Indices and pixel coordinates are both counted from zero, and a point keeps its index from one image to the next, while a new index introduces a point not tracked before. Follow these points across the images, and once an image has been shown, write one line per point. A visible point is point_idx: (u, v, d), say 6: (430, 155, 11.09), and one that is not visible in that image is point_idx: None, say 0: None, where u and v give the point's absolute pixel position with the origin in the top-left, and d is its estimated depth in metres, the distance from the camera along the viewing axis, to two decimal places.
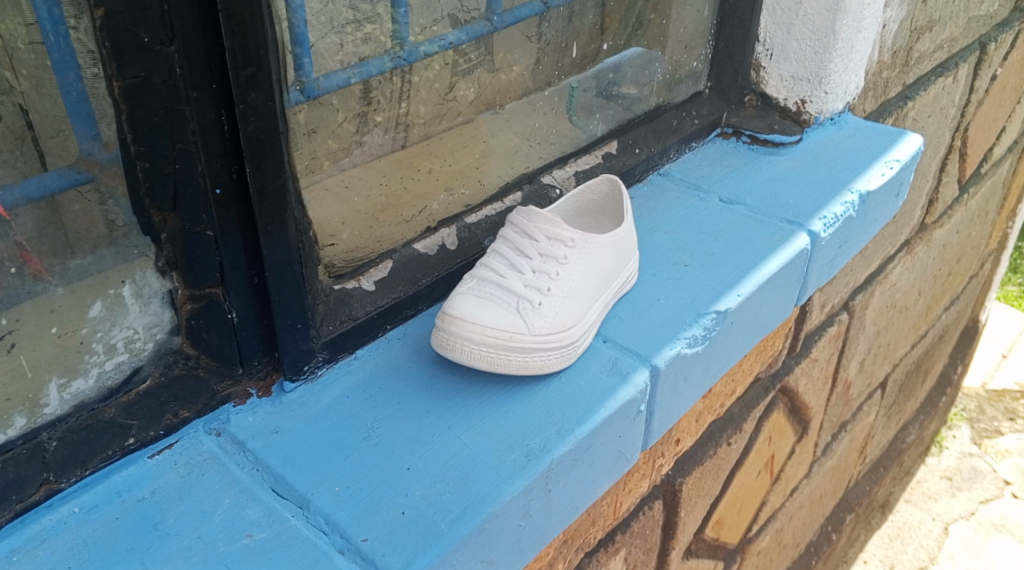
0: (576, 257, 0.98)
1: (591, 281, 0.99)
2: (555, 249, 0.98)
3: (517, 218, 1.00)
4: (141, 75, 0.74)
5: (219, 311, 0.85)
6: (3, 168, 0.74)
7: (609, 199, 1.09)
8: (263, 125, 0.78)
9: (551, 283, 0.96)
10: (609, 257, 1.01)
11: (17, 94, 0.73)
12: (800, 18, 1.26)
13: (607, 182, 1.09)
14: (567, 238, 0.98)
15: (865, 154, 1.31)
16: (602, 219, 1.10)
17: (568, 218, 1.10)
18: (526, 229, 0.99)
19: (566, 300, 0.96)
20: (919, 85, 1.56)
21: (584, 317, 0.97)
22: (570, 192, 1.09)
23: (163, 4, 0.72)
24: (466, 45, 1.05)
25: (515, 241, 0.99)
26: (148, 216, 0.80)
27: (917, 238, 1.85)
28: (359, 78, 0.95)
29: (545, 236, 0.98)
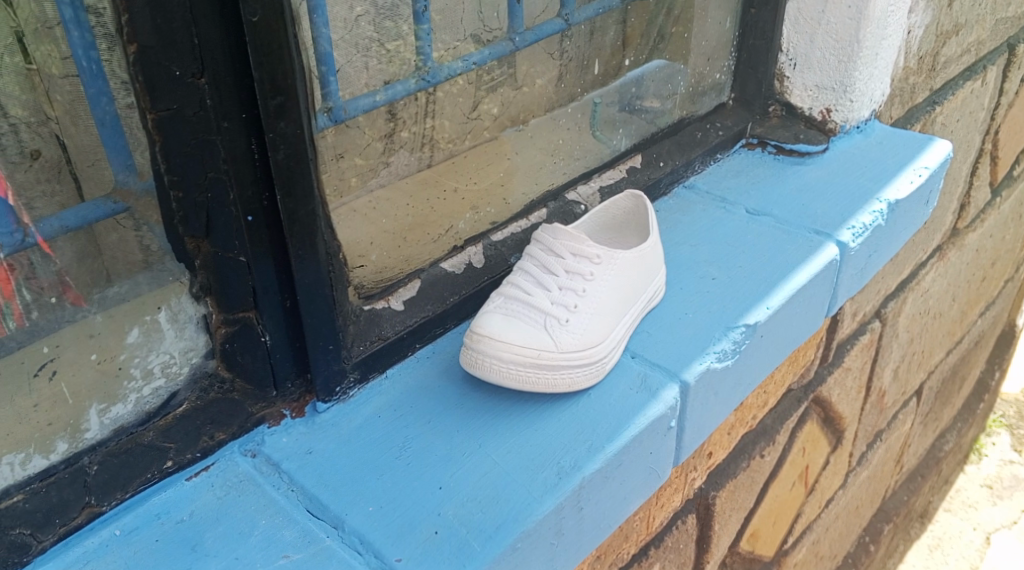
0: (603, 273, 0.99)
1: (618, 296, 0.99)
2: (581, 266, 0.99)
3: (542, 235, 1.01)
4: (173, 108, 0.75)
5: (252, 335, 0.86)
6: (43, 197, 0.76)
7: (634, 214, 1.10)
8: (292, 152, 0.80)
9: (578, 299, 0.97)
10: (635, 273, 1.01)
11: (53, 123, 0.75)
12: (823, 26, 1.26)
13: (631, 198, 1.10)
14: (593, 254, 0.99)
15: (893, 162, 1.31)
16: (627, 233, 1.11)
17: (593, 234, 1.10)
18: (552, 247, 1.00)
19: (593, 315, 0.97)
20: (945, 90, 1.56)
21: (612, 333, 0.98)
22: (595, 208, 1.10)
23: (194, 38, 0.73)
24: (489, 64, 1.06)
25: (542, 259, 1.00)
26: (182, 243, 0.81)
27: (950, 243, 1.84)
28: (386, 99, 0.96)
29: (571, 253, 0.99)
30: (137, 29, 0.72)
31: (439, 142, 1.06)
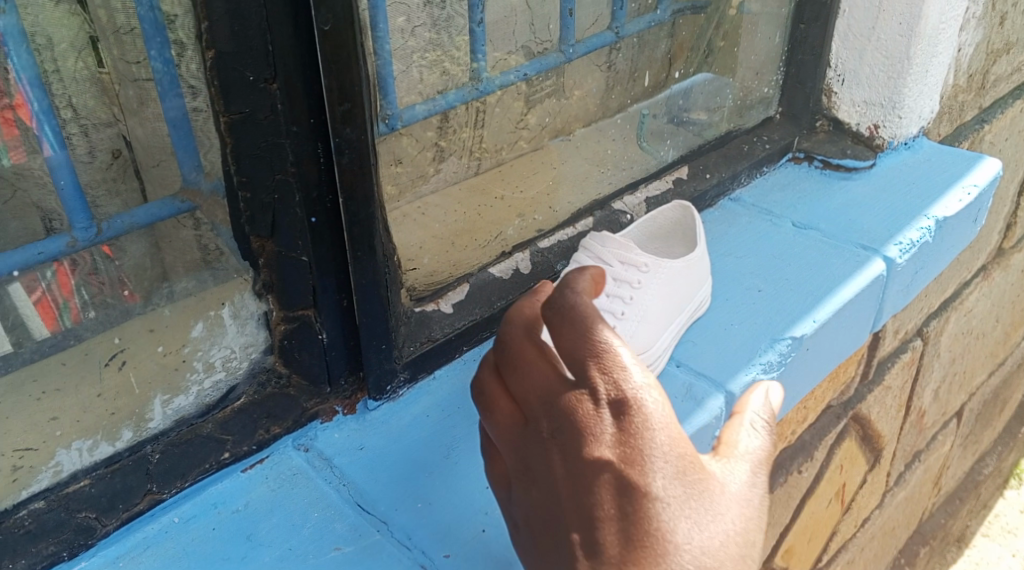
0: (651, 281, 1.00)
1: (666, 304, 1.01)
2: (628, 274, 1.00)
3: (591, 243, 1.04)
4: (246, 111, 0.78)
5: (310, 332, 0.89)
6: (111, 195, 0.83)
7: (681, 225, 1.11)
8: (355, 156, 0.82)
9: (624, 307, 0.99)
10: (683, 282, 1.03)
11: (121, 124, 0.83)
12: (873, 43, 1.27)
13: (679, 208, 1.11)
14: (641, 263, 1.00)
15: (941, 180, 1.31)
16: (674, 244, 1.13)
17: (641, 243, 1.12)
18: (601, 254, 1.02)
19: (640, 323, 0.99)
20: (995, 108, 1.56)
21: (659, 340, 1.00)
22: (642, 218, 1.12)
23: (268, 44, 0.75)
24: (535, 77, 1.08)
25: (591, 267, 1.02)
26: (247, 243, 0.84)
27: (995, 263, 1.83)
28: (441, 107, 0.99)
29: (619, 261, 1.01)
30: (215, 36, 0.75)
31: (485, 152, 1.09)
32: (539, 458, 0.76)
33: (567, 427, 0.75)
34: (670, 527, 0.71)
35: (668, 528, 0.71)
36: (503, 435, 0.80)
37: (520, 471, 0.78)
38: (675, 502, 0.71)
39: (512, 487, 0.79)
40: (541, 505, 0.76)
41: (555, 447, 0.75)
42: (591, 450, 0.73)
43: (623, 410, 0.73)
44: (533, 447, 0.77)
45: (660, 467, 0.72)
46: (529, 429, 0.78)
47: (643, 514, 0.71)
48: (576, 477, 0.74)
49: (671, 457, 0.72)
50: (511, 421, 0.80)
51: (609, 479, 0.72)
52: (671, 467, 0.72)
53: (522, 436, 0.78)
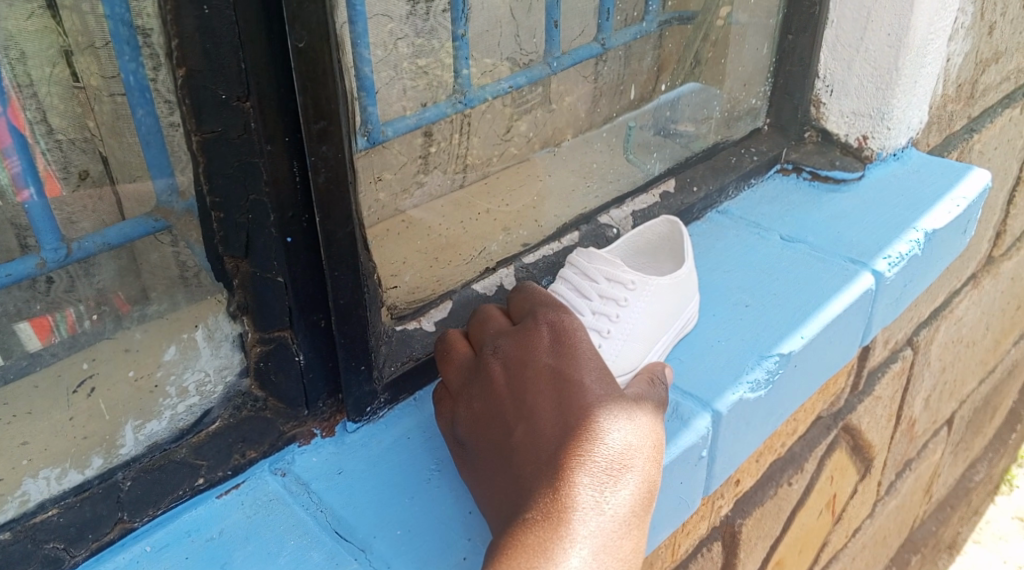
0: (637, 299, 0.98)
1: (652, 322, 0.99)
2: (614, 291, 0.98)
3: (577, 259, 1.01)
4: (219, 130, 0.76)
5: (287, 354, 0.86)
6: (84, 214, 0.77)
7: (669, 240, 1.09)
8: (333, 174, 0.79)
9: (611, 325, 0.96)
10: (670, 300, 1.00)
11: (98, 142, 0.76)
12: (862, 53, 1.25)
13: (667, 223, 1.09)
14: (628, 280, 0.98)
15: (931, 191, 1.29)
16: (662, 259, 1.10)
17: (627, 257, 1.10)
18: (587, 270, 1.00)
19: (624, 342, 0.96)
20: (983, 118, 1.54)
21: (644, 359, 0.98)
22: (630, 232, 1.10)
23: (241, 63, 0.73)
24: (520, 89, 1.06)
25: (576, 283, 1.00)
26: (221, 263, 0.82)
27: (985, 271, 1.82)
28: (423, 122, 0.97)
29: (605, 278, 0.99)
30: (186, 54, 0.72)
31: (473, 165, 1.05)
32: (483, 380, 0.88)
33: (510, 346, 0.88)
34: (602, 409, 0.82)
35: (600, 410, 0.82)
36: (449, 373, 0.90)
37: (462, 400, 0.88)
38: (604, 394, 0.84)
39: (456, 410, 0.88)
40: (483, 416, 0.86)
41: (498, 365, 0.88)
42: (536, 358, 0.87)
43: (561, 333, 0.88)
44: (475, 375, 0.89)
45: (593, 369, 0.86)
46: (474, 360, 0.90)
47: (580, 398, 0.83)
48: (519, 385, 0.86)
49: (601, 365, 0.86)
50: (456, 359, 0.91)
51: (548, 377, 0.85)
52: (602, 371, 0.86)
53: (467, 370, 0.90)
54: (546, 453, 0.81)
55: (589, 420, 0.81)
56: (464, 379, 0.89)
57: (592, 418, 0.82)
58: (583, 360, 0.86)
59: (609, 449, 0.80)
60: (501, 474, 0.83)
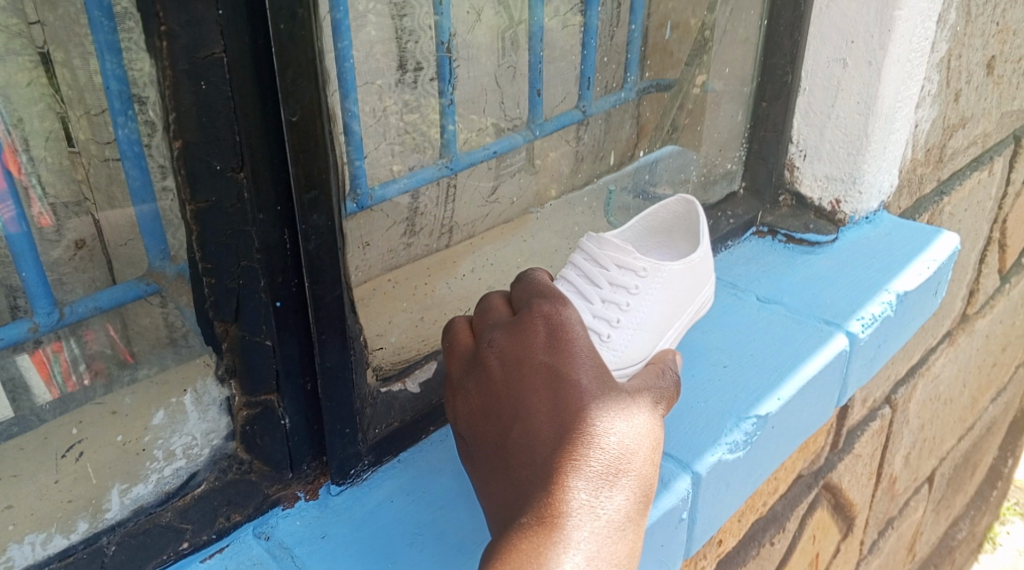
0: (648, 287, 0.97)
1: (662, 309, 0.99)
2: (625, 278, 0.97)
3: (587, 243, 1.00)
4: (212, 200, 0.77)
5: (273, 417, 0.88)
6: (75, 273, 0.81)
7: (684, 219, 1.08)
8: (323, 242, 0.82)
9: (622, 314, 0.96)
10: (680, 286, 1.00)
11: (90, 204, 0.80)
12: (833, 119, 1.29)
13: (683, 202, 1.08)
14: (639, 268, 0.97)
15: (902, 253, 1.32)
16: (676, 237, 1.09)
17: (640, 236, 1.09)
18: (597, 256, 0.99)
19: (635, 332, 0.97)
20: (953, 180, 1.58)
21: (654, 347, 0.99)
22: (644, 210, 1.09)
23: (236, 135, 0.75)
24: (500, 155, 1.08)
25: (586, 268, 0.99)
26: (211, 327, 0.83)
27: (960, 330, 1.85)
28: (410, 185, 1.00)
29: (616, 264, 0.98)
30: (183, 128, 0.74)
31: (457, 225, 1.09)
32: (481, 375, 0.87)
33: (507, 340, 0.87)
34: (596, 411, 0.82)
35: (594, 412, 0.82)
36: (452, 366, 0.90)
37: (462, 395, 0.88)
38: (598, 395, 0.83)
39: (457, 406, 0.89)
40: (482, 413, 0.86)
41: (495, 360, 0.87)
42: (531, 353, 0.85)
43: (558, 327, 0.87)
44: (474, 369, 0.88)
45: (588, 367, 0.84)
46: (474, 354, 0.89)
47: (574, 400, 0.82)
48: (515, 382, 0.85)
49: (596, 362, 0.85)
50: (460, 351, 0.90)
51: (544, 376, 0.84)
52: (597, 368, 0.85)
53: (468, 365, 0.89)
54: (542, 455, 0.81)
55: (583, 422, 0.81)
56: (464, 374, 0.89)
57: (586, 421, 0.81)
58: (579, 358, 0.85)
59: (602, 451, 0.80)
60: (500, 472, 0.83)
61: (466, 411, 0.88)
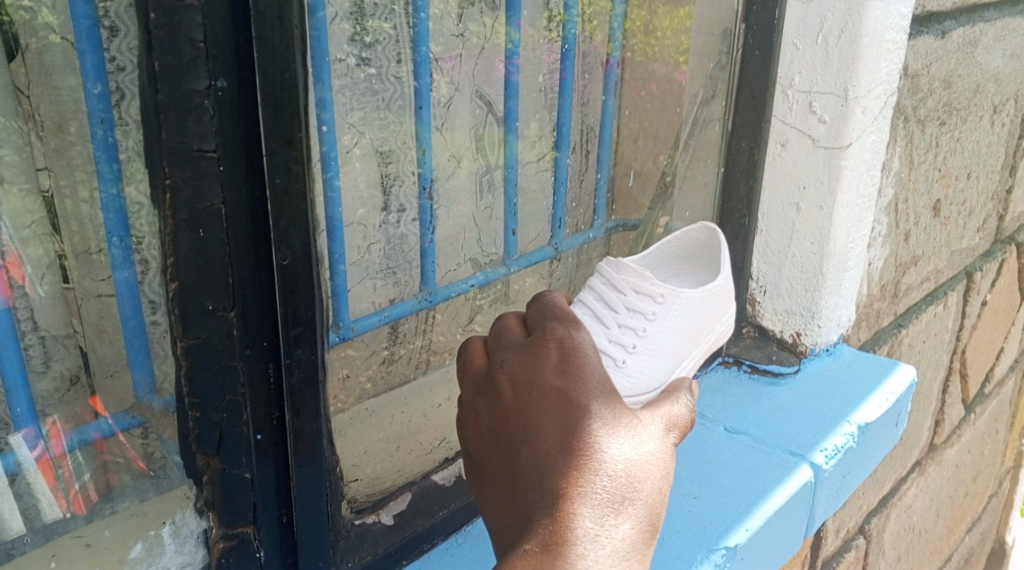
0: (666, 313, 0.95)
1: (680, 337, 0.95)
2: (643, 304, 0.94)
3: (606, 268, 0.98)
4: (202, 337, 0.81)
5: (249, 549, 0.89)
6: (60, 404, 0.84)
7: (706, 247, 1.04)
8: (305, 375, 0.86)
9: (638, 339, 0.93)
10: (700, 313, 0.97)
11: (79, 336, 0.84)
12: (789, 258, 1.28)
13: (704, 230, 1.04)
14: (657, 294, 0.94)
15: (862, 385, 1.34)
16: (698, 266, 1.05)
17: (661, 263, 1.06)
18: (615, 281, 0.96)
19: (651, 357, 0.94)
20: (909, 314, 1.59)
21: (671, 374, 0.95)
22: (665, 238, 1.06)
23: (229, 277, 0.80)
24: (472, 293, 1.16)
25: (604, 293, 0.96)
26: (192, 460, 0.85)
27: (930, 459, 1.87)
28: (390, 317, 1.07)
29: (634, 290, 0.95)
30: (180, 271, 0.79)
31: (436, 349, 1.14)
32: (490, 395, 0.83)
33: (519, 362, 0.82)
34: (606, 438, 0.78)
35: (605, 440, 0.78)
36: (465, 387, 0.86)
37: (469, 413, 0.84)
38: (609, 421, 0.79)
39: (466, 427, 0.84)
40: (489, 436, 0.82)
41: (505, 382, 0.82)
42: (543, 376, 0.81)
43: (571, 350, 0.82)
44: (485, 390, 0.84)
45: (600, 392, 0.80)
46: (485, 374, 0.85)
47: (584, 426, 0.78)
48: (525, 404, 0.80)
49: (608, 386, 0.81)
50: (472, 373, 0.86)
51: (555, 400, 0.80)
52: (609, 394, 0.81)
53: (478, 385, 0.85)
54: (548, 481, 0.77)
55: (592, 449, 0.77)
56: (474, 394, 0.85)
57: (595, 448, 0.77)
58: (591, 383, 0.81)
59: (610, 480, 0.77)
60: (505, 499, 0.79)
61: (471, 432, 0.84)
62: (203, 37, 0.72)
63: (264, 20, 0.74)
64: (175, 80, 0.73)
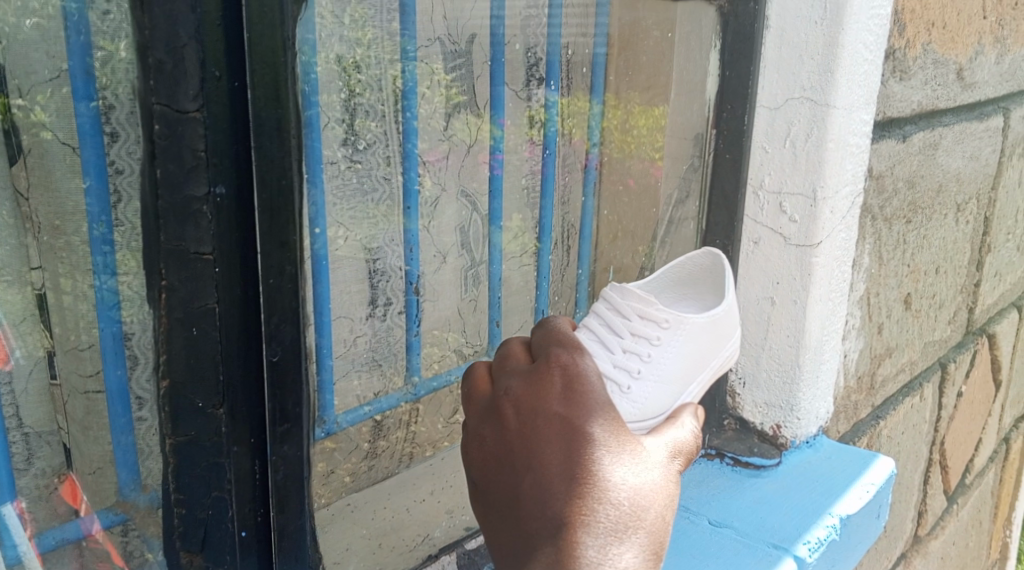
0: (671, 338, 0.94)
1: (687, 362, 0.95)
2: (646, 329, 0.94)
3: (609, 294, 0.97)
4: (191, 434, 0.83)
5: None
6: (41, 503, 0.82)
7: (711, 272, 1.03)
8: (291, 471, 0.88)
9: (643, 365, 0.93)
10: (707, 338, 0.96)
11: (63, 433, 0.83)
12: (766, 351, 1.30)
13: (709, 255, 1.03)
14: (661, 318, 0.94)
15: (843, 476, 1.33)
16: (704, 293, 1.04)
17: (666, 289, 1.05)
18: (619, 306, 0.96)
19: (656, 383, 0.93)
20: (887, 405, 1.60)
21: (677, 401, 0.94)
22: (670, 263, 1.05)
23: (219, 374, 0.82)
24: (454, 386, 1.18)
25: (607, 318, 0.96)
26: (176, 556, 0.86)
27: (914, 552, 1.87)
28: (376, 410, 1.09)
29: (638, 315, 0.95)
30: (172, 369, 0.81)
31: (417, 441, 1.15)
32: (494, 421, 0.85)
33: (522, 389, 0.84)
34: (610, 469, 0.82)
35: (609, 470, 0.82)
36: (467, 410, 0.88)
37: (472, 438, 0.86)
38: (614, 450, 0.82)
39: (468, 450, 0.87)
40: (493, 461, 0.85)
41: (509, 408, 0.84)
42: (546, 403, 0.83)
43: (575, 377, 0.84)
44: (488, 415, 0.85)
45: (603, 421, 0.83)
46: (488, 399, 0.86)
47: (589, 456, 0.81)
48: (529, 431, 0.83)
49: (611, 414, 0.84)
50: (474, 397, 0.88)
51: (559, 429, 0.82)
52: (613, 422, 0.84)
53: (481, 410, 0.86)
54: (553, 510, 0.81)
55: (597, 480, 0.81)
56: (477, 418, 0.86)
57: (600, 479, 0.81)
58: (595, 411, 0.83)
59: (615, 509, 0.81)
60: (510, 524, 0.83)
61: (475, 456, 0.86)
62: (204, 147, 0.76)
63: (263, 130, 0.78)
64: (176, 187, 0.77)
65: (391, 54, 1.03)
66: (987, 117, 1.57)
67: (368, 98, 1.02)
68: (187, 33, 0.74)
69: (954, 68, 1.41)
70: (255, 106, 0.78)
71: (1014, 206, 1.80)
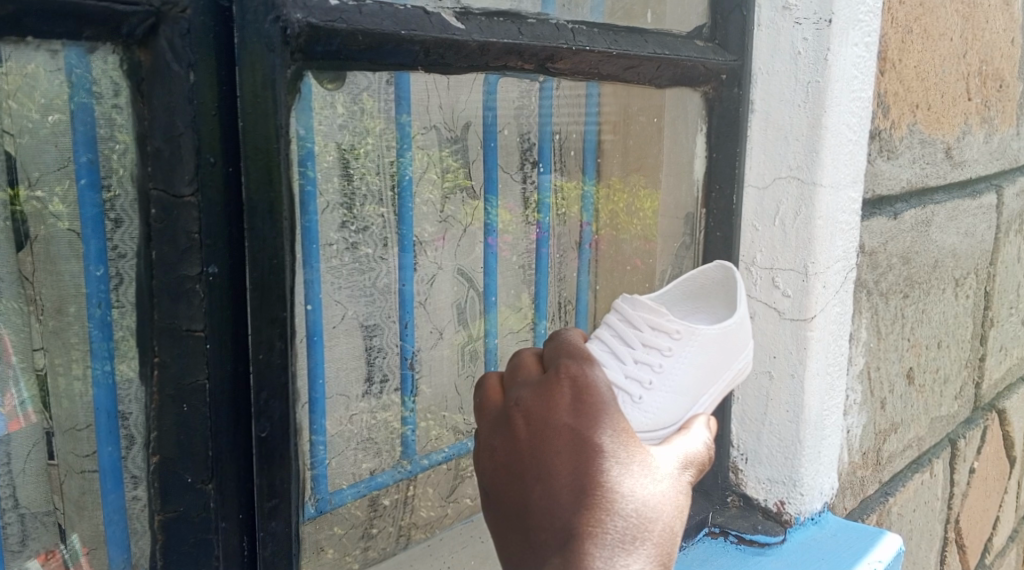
0: (682, 349, 0.95)
1: (697, 373, 0.96)
2: (658, 341, 0.95)
3: (622, 304, 0.99)
4: (179, 509, 0.84)
5: None
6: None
7: (725, 286, 1.03)
8: (279, 548, 0.87)
9: (653, 376, 0.94)
10: (718, 350, 0.97)
11: (59, 513, 0.89)
12: (767, 426, 1.29)
13: (721, 268, 1.03)
14: (673, 330, 0.95)
15: (848, 554, 1.26)
16: (716, 306, 1.04)
17: (678, 302, 1.05)
18: (631, 317, 0.97)
19: (667, 395, 0.94)
20: (895, 481, 1.57)
21: (687, 413, 0.96)
22: (683, 275, 1.05)
23: (208, 449, 0.83)
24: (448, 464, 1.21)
25: (619, 329, 0.97)
26: None
27: None
28: (371, 487, 1.13)
29: (649, 325, 0.96)
30: (162, 445, 0.83)
31: (416, 525, 1.19)
32: (505, 431, 0.86)
33: (533, 401, 0.86)
34: (617, 482, 0.83)
35: (615, 481, 0.83)
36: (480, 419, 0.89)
37: (485, 447, 0.88)
38: (622, 460, 0.84)
39: (480, 460, 0.88)
40: (503, 471, 0.86)
41: (519, 420, 0.86)
42: (554, 416, 0.85)
43: (584, 389, 0.86)
44: (499, 426, 0.87)
45: (610, 432, 0.85)
46: (500, 410, 0.88)
47: (596, 468, 0.83)
48: (538, 443, 0.85)
49: (618, 424, 0.86)
50: (488, 407, 0.89)
51: (568, 440, 0.84)
52: (620, 433, 0.85)
53: (493, 421, 0.88)
54: (561, 521, 0.83)
55: (604, 491, 0.83)
56: (489, 429, 0.88)
57: (606, 488, 0.83)
58: (602, 422, 0.85)
59: (623, 519, 0.82)
60: (520, 533, 0.85)
61: (487, 464, 0.88)
62: (198, 228, 0.79)
63: (256, 213, 0.81)
64: (169, 267, 0.79)
65: (389, 142, 1.06)
66: (979, 195, 1.59)
67: (368, 181, 1.06)
68: (183, 122, 0.77)
69: (942, 147, 1.44)
70: (249, 190, 0.80)
71: (1014, 280, 1.80)
